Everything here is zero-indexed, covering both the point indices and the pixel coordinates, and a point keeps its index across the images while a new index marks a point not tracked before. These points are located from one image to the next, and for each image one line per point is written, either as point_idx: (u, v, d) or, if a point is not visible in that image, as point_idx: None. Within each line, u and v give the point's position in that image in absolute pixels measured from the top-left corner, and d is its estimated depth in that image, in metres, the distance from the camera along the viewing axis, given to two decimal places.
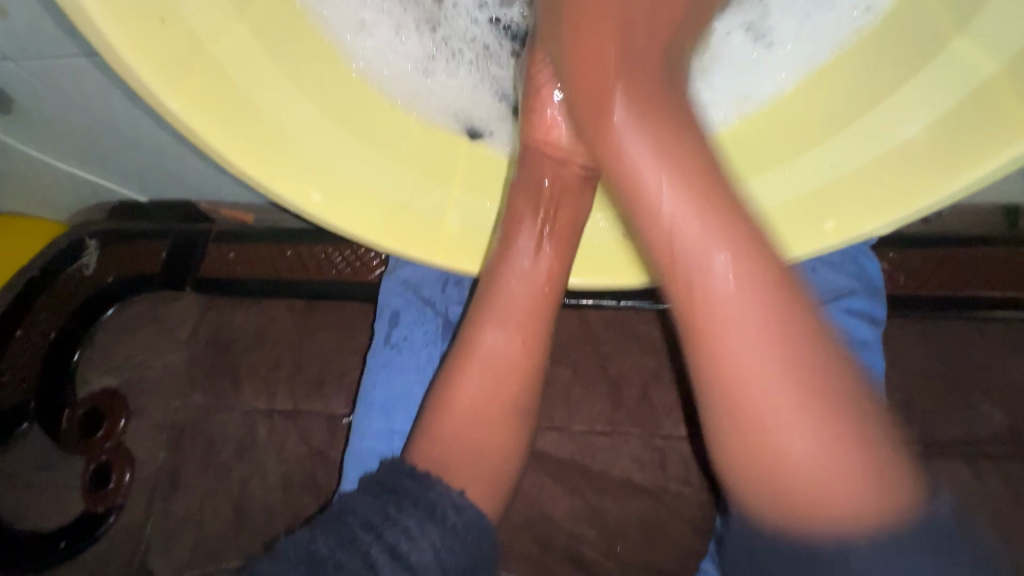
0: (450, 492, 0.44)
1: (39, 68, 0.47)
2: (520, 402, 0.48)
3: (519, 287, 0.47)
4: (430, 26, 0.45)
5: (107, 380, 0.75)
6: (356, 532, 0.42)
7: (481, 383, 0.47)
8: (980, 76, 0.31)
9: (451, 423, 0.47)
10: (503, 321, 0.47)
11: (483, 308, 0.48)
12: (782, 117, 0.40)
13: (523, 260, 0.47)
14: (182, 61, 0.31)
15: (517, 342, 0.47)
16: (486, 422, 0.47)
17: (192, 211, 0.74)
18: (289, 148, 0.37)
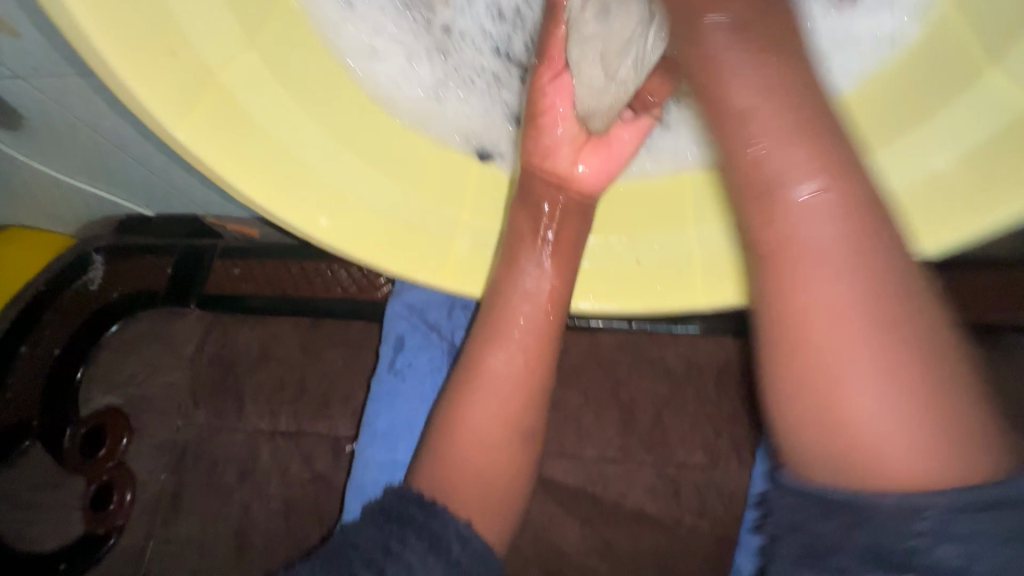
0: (456, 521, 0.43)
1: (51, 89, 0.47)
2: (525, 423, 0.47)
3: (520, 309, 0.47)
4: (440, 54, 0.45)
5: (110, 398, 0.74)
6: (356, 567, 0.40)
7: (487, 404, 0.47)
8: (1012, 110, 0.29)
9: (458, 446, 0.46)
10: (509, 340, 0.47)
11: (487, 328, 0.47)
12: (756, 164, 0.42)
13: (526, 280, 0.46)
14: (190, 90, 0.30)
15: (522, 362, 0.47)
16: (490, 443, 0.46)
17: (198, 226, 0.73)
18: (298, 174, 0.36)
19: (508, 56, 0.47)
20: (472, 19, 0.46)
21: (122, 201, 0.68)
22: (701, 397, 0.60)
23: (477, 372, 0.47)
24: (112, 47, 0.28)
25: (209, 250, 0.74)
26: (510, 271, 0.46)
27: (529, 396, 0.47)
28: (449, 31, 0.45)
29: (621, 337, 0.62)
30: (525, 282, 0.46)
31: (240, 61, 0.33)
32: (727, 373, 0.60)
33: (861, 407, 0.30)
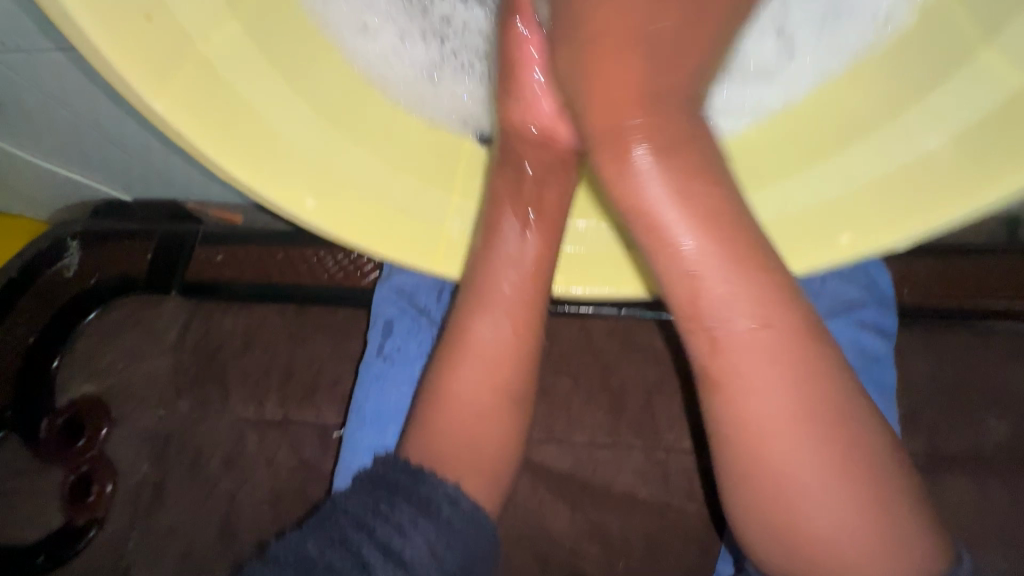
0: (443, 483, 0.41)
1: (15, 61, 0.44)
2: (513, 392, 0.44)
3: (503, 269, 0.43)
4: (437, 38, 0.44)
5: (88, 387, 0.72)
6: (349, 532, 0.39)
7: (471, 374, 0.43)
8: (1006, 91, 0.29)
9: (442, 420, 0.43)
10: (489, 304, 0.43)
11: (471, 293, 0.43)
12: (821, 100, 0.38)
13: (508, 240, 0.42)
14: (171, 59, 0.29)
15: (506, 329, 0.43)
16: (480, 412, 0.43)
17: (178, 210, 0.71)
18: (284, 151, 0.35)
19: None
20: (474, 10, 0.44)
21: (96, 185, 0.66)
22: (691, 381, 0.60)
23: (463, 340, 0.43)
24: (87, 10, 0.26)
25: (191, 236, 0.72)
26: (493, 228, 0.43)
27: (516, 364, 0.43)
28: (449, 21, 0.44)
29: (611, 322, 0.62)
30: (508, 243, 0.43)
31: (223, 31, 0.32)
32: None
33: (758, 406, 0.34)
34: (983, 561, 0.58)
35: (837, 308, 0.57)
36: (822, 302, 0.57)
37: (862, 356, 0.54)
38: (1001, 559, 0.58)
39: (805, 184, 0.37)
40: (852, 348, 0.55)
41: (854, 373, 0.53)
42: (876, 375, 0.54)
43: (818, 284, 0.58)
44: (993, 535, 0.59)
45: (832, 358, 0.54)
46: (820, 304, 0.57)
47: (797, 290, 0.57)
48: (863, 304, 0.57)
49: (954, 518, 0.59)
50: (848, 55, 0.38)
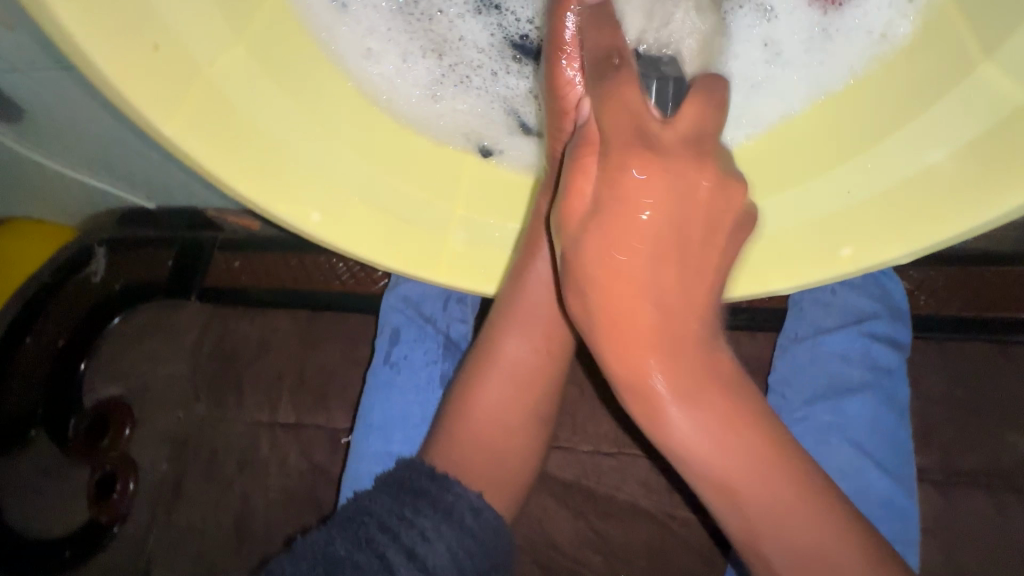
0: (468, 493, 0.44)
1: (44, 78, 0.47)
2: (535, 405, 0.50)
3: (542, 301, 0.48)
4: (437, 54, 0.44)
5: (113, 388, 0.75)
6: (373, 533, 0.40)
7: (500, 385, 0.48)
8: (1006, 106, 0.29)
9: (473, 431, 0.48)
10: (521, 328, 0.48)
11: (504, 316, 0.49)
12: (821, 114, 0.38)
13: (541, 269, 0.47)
14: (177, 85, 0.30)
15: (537, 349, 0.49)
16: (507, 424, 0.49)
17: (197, 219, 0.74)
18: (290, 170, 0.36)
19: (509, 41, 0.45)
20: (470, 24, 0.44)
21: (127, 198, 0.70)
22: None
23: (495, 355, 0.49)
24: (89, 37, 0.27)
25: (209, 242, 0.76)
26: (529, 253, 0.46)
27: (543, 381, 0.49)
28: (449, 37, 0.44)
29: None
30: (540, 269, 0.47)
31: (228, 55, 0.33)
32: None
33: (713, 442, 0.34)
34: None
35: (847, 320, 0.57)
36: (833, 313, 0.58)
37: (871, 369, 0.55)
38: None
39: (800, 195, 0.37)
40: (861, 360, 0.55)
41: (863, 386, 0.54)
42: (887, 390, 0.54)
43: (828, 294, 0.58)
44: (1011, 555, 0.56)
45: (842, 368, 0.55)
46: (830, 316, 0.57)
47: (806, 299, 0.58)
48: (875, 316, 0.57)
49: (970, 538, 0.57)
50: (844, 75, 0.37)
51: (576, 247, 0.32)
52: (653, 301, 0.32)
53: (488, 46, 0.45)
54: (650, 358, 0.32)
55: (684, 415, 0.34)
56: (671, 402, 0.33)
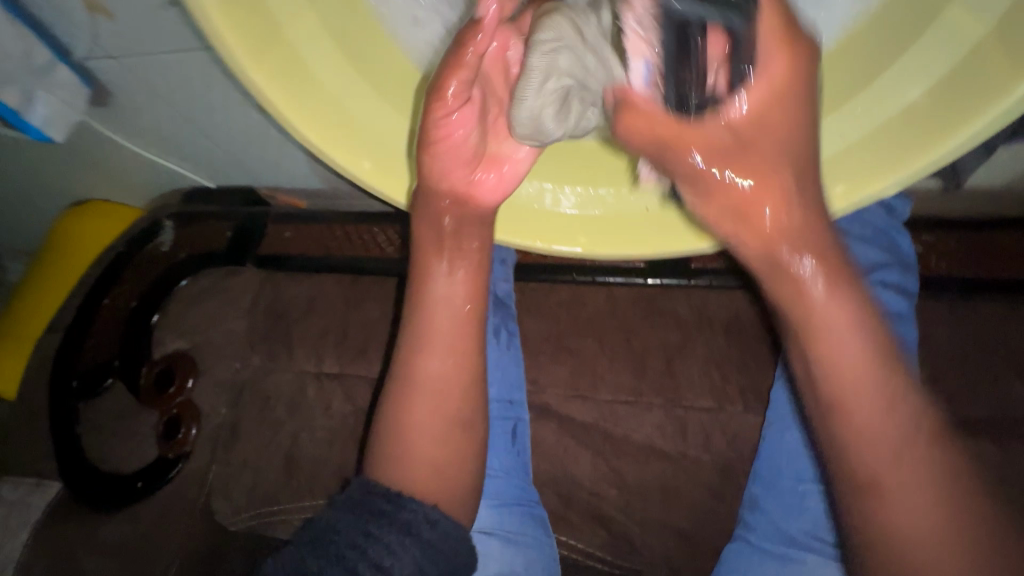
0: (423, 508, 0.49)
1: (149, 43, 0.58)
2: (455, 410, 0.54)
3: (444, 311, 0.54)
4: (473, 22, 0.49)
5: (179, 343, 0.84)
6: (341, 550, 0.46)
7: (427, 406, 0.53)
8: (970, 41, 0.32)
9: (406, 449, 0.52)
10: (434, 349, 0.54)
11: (416, 339, 0.55)
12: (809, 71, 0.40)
13: (439, 283, 0.55)
14: (267, 41, 0.37)
15: (450, 362, 0.55)
16: (440, 440, 0.53)
17: (252, 196, 0.83)
18: (348, 122, 0.43)
19: None
20: None
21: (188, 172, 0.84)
22: (711, 344, 0.64)
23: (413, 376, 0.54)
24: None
25: (262, 216, 0.83)
26: (425, 277, 0.55)
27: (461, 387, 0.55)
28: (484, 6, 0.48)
29: (636, 291, 0.67)
30: (437, 288, 0.55)
31: (304, 21, 0.39)
32: (734, 323, 0.64)
33: (905, 523, 0.40)
34: None
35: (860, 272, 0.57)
36: None
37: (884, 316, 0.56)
38: None
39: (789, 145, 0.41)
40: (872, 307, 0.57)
41: None
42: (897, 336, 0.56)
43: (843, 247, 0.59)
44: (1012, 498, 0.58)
45: None
46: None
47: None
48: (885, 266, 0.57)
49: None
50: (838, 28, 0.37)
51: (793, 279, 0.41)
52: (825, 320, 0.41)
53: None
54: (832, 359, 0.41)
55: (868, 416, 0.41)
56: (867, 422, 0.41)
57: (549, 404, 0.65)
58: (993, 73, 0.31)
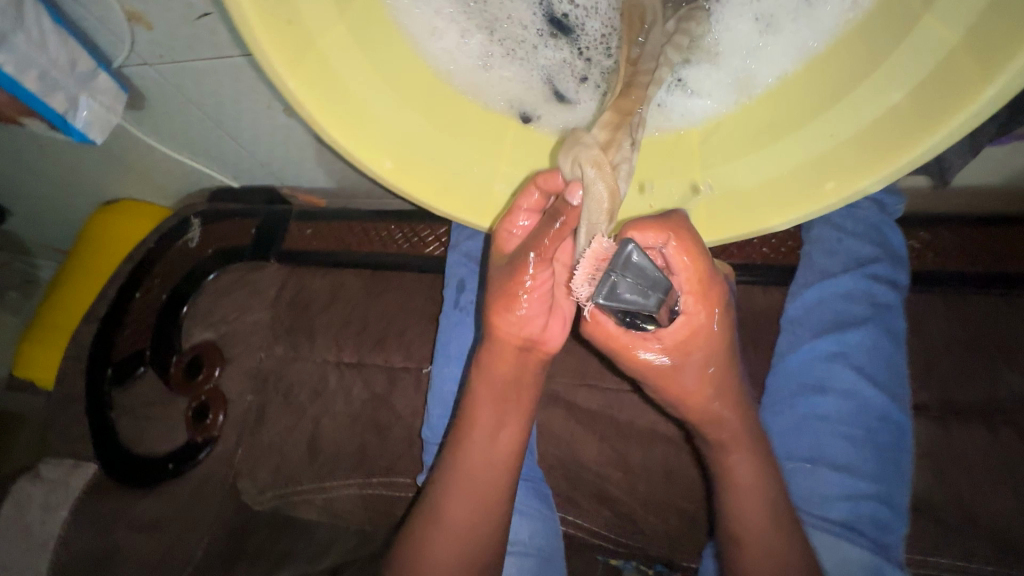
0: None
1: (181, 45, 0.61)
2: (492, 499, 0.58)
3: (484, 452, 0.58)
4: (488, 30, 0.50)
5: (207, 334, 0.88)
6: None
7: (458, 519, 0.57)
8: (946, 46, 0.34)
9: (441, 519, 0.57)
10: (471, 476, 0.58)
11: (464, 417, 0.59)
12: (764, 102, 0.46)
13: (482, 431, 0.59)
14: (299, 53, 0.40)
15: (500, 448, 0.59)
16: (473, 525, 0.57)
17: (275, 197, 0.93)
18: (373, 126, 0.47)
19: (552, 15, 0.50)
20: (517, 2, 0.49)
21: (217, 173, 0.90)
22: None
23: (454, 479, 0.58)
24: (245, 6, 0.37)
25: (284, 214, 0.90)
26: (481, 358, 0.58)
27: (503, 468, 0.58)
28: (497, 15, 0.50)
29: None
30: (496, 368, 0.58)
31: (333, 34, 0.42)
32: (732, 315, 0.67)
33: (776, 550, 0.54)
34: (993, 505, 0.59)
35: (850, 264, 0.64)
36: (838, 259, 0.65)
37: (873, 305, 0.62)
38: (1009, 502, 0.59)
39: (751, 164, 0.47)
40: (863, 297, 0.63)
41: (865, 319, 0.62)
42: (887, 323, 0.62)
43: (834, 243, 0.65)
44: (1006, 481, 0.59)
45: (845, 306, 0.63)
46: (836, 261, 0.65)
47: (816, 248, 0.66)
48: (877, 259, 0.63)
49: (967, 465, 0.61)
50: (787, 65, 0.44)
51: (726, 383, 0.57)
52: (736, 401, 0.56)
53: (531, 22, 0.51)
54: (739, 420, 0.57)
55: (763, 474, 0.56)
56: (765, 479, 0.56)
57: (558, 391, 0.69)
58: (965, 77, 0.33)
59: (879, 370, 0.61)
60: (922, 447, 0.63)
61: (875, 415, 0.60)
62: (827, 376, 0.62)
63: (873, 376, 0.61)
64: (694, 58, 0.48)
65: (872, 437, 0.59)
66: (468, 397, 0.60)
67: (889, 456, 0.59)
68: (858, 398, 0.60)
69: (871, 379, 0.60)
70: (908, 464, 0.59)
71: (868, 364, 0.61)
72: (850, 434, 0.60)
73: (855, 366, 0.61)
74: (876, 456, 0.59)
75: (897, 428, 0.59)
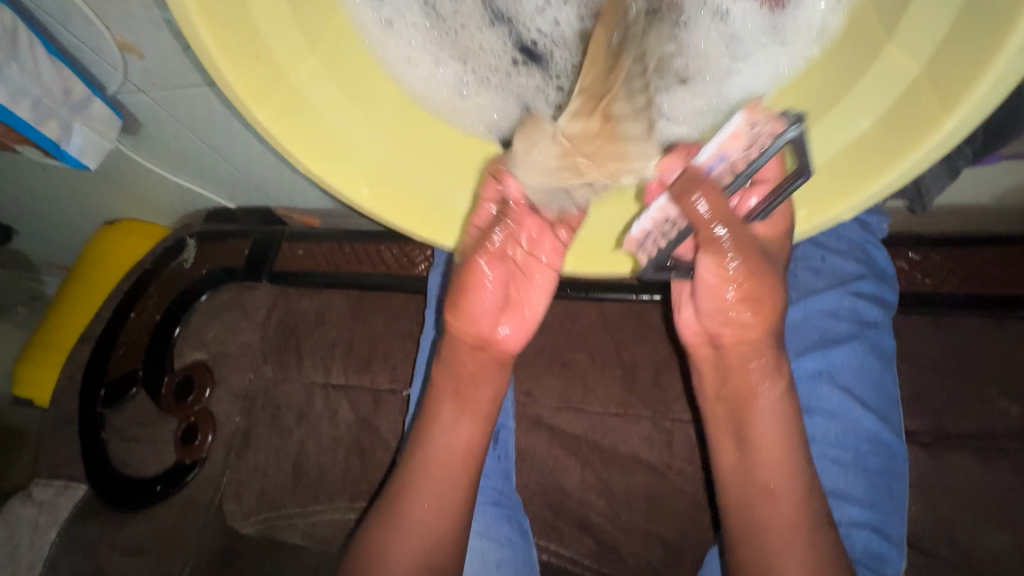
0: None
1: (172, 73, 0.63)
2: (454, 506, 0.57)
3: (441, 454, 0.58)
4: (462, 60, 0.53)
5: (198, 354, 0.89)
6: None
7: (412, 536, 0.56)
8: (907, 76, 0.33)
9: (397, 530, 0.56)
10: (423, 481, 0.57)
11: (422, 426, 0.60)
12: (800, 95, 0.41)
13: (444, 430, 0.59)
14: (269, 86, 0.41)
15: (456, 451, 0.59)
16: (432, 537, 0.56)
17: (269, 216, 0.92)
18: (347, 153, 0.46)
19: (524, 44, 0.52)
20: (486, 33, 0.52)
21: (211, 194, 0.90)
22: None
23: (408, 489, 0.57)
24: (210, 40, 0.36)
25: (277, 236, 0.90)
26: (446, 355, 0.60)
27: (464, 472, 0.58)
28: (472, 45, 0.52)
29: (627, 306, 0.70)
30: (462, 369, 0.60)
31: (303, 65, 0.42)
32: None
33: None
34: (985, 536, 0.58)
35: (834, 281, 0.63)
36: (823, 276, 0.64)
37: (858, 322, 0.61)
38: (1002, 536, 0.58)
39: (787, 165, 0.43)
40: (848, 314, 0.61)
41: (851, 336, 0.61)
42: (874, 341, 0.61)
43: (818, 260, 0.64)
44: (996, 512, 0.58)
45: (830, 323, 0.62)
46: (820, 279, 0.64)
47: (798, 266, 0.65)
48: (860, 277, 0.63)
49: (956, 494, 0.60)
50: (798, 63, 0.41)
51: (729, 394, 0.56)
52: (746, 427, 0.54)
53: (504, 51, 0.53)
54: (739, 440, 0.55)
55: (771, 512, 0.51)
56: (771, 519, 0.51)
57: (541, 415, 0.68)
58: (927, 108, 0.32)
59: (864, 390, 0.59)
60: (913, 478, 0.61)
61: (865, 437, 0.58)
62: (811, 398, 0.60)
63: (860, 395, 0.59)
64: (668, 88, 0.48)
65: (863, 462, 0.57)
66: (425, 409, 0.60)
67: (880, 482, 0.56)
68: (845, 419, 0.58)
69: (858, 398, 0.59)
70: (901, 490, 0.57)
71: (854, 383, 0.59)
72: (840, 458, 0.57)
73: (841, 386, 0.59)
74: (867, 481, 0.56)
75: (887, 452, 0.57)
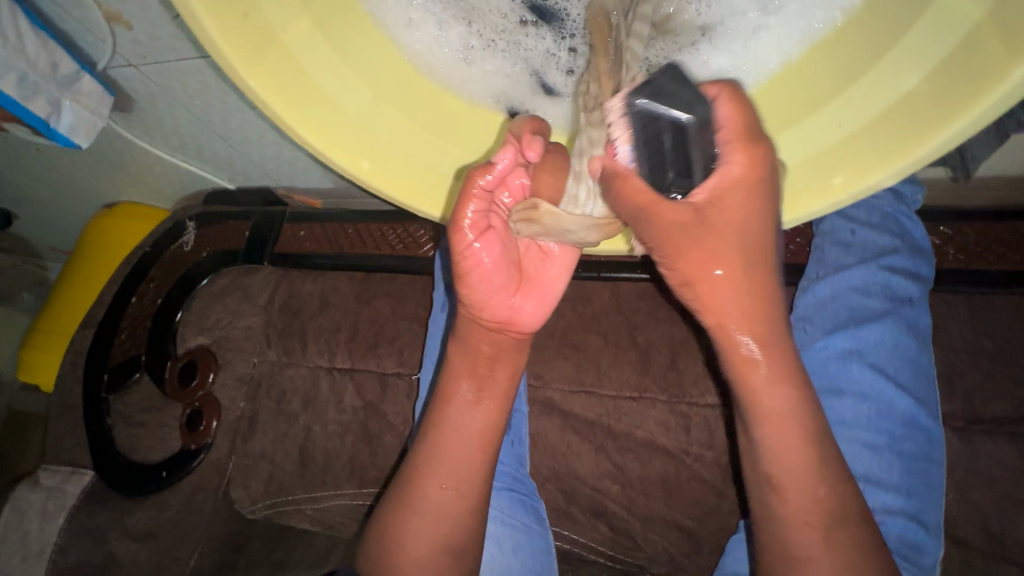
0: None
1: (161, 45, 0.59)
2: (470, 494, 0.54)
3: (458, 442, 0.54)
4: (467, 21, 0.48)
5: (201, 339, 0.86)
6: None
7: (426, 527, 0.54)
8: (967, 22, 0.29)
9: (409, 522, 0.54)
10: (439, 470, 0.54)
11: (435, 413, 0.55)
12: (833, 51, 0.37)
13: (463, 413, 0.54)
14: (261, 50, 0.37)
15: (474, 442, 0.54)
16: (447, 529, 0.54)
17: (271, 196, 0.89)
18: (345, 124, 0.43)
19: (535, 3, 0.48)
20: None
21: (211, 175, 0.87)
22: None
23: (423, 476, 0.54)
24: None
25: (278, 216, 0.87)
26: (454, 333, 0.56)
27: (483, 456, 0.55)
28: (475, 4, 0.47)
29: (642, 286, 0.67)
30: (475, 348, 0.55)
31: (296, 27, 0.39)
32: None
33: None
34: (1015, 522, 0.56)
35: (866, 256, 0.60)
36: (853, 251, 0.61)
37: (890, 299, 0.58)
38: None
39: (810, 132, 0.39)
40: (880, 290, 0.59)
41: (883, 314, 0.58)
42: (907, 317, 0.58)
43: (848, 235, 0.61)
44: None
45: (862, 300, 0.59)
46: (850, 254, 0.61)
47: (827, 242, 0.62)
48: (894, 251, 0.60)
49: (987, 480, 0.58)
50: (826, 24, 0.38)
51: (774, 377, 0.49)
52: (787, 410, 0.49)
53: (512, 10, 0.49)
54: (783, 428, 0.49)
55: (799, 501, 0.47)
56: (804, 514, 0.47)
57: (553, 400, 0.66)
58: (987, 57, 0.29)
59: (898, 370, 0.57)
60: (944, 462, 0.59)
61: (901, 421, 0.55)
62: (843, 379, 0.57)
63: (894, 375, 0.56)
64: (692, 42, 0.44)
65: (896, 445, 0.55)
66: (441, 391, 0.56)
67: (914, 467, 0.54)
68: (878, 400, 0.56)
69: (892, 379, 0.56)
70: (938, 476, 0.55)
71: (888, 364, 0.57)
72: (873, 443, 0.55)
73: (874, 366, 0.57)
74: (903, 467, 0.54)
75: (924, 436, 0.55)
